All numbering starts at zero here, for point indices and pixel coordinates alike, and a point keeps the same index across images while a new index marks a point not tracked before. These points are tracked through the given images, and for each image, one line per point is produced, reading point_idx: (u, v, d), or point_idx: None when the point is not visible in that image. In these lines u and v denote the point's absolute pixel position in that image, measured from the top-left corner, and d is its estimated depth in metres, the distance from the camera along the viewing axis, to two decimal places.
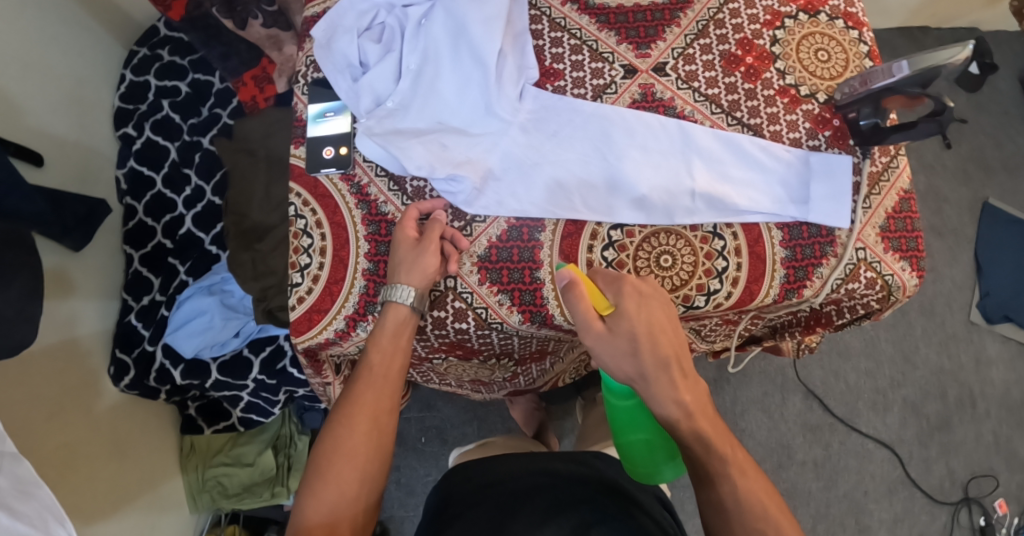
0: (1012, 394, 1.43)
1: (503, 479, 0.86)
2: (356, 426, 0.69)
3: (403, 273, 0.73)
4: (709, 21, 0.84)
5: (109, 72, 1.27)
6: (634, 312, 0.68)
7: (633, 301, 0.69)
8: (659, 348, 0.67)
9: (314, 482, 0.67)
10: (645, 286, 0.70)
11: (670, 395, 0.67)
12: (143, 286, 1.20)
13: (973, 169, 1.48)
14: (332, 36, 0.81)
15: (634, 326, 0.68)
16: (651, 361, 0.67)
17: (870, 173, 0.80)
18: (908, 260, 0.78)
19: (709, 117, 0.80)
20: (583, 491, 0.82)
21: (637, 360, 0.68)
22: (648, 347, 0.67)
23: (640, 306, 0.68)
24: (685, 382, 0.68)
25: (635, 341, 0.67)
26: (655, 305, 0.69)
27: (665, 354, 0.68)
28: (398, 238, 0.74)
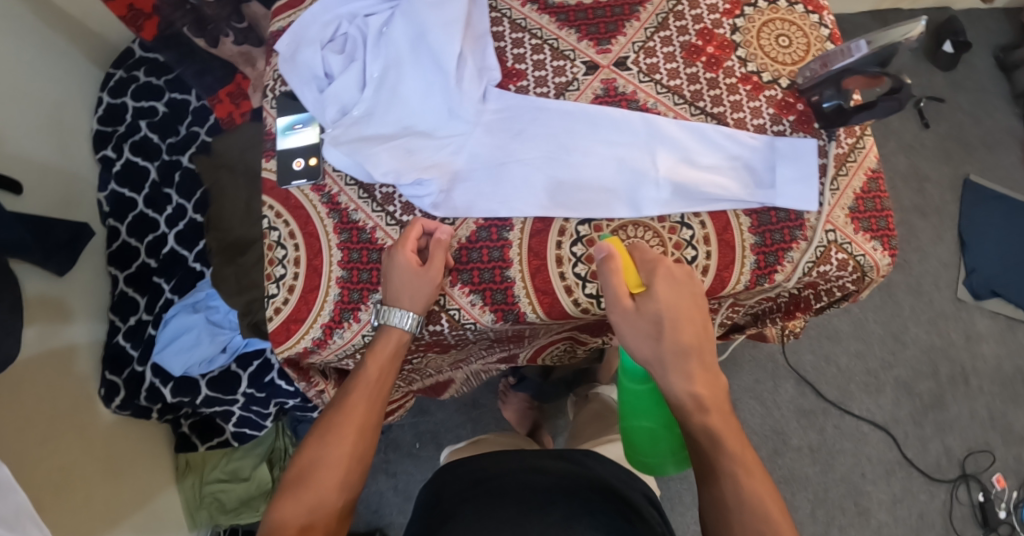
0: (1005, 368, 1.43)
1: (490, 476, 0.85)
2: (341, 435, 0.70)
3: (403, 300, 0.72)
4: (668, 14, 0.85)
5: (86, 97, 1.28)
6: (665, 296, 0.69)
7: (666, 284, 0.70)
8: (680, 337, 0.69)
9: (293, 485, 0.69)
10: (680, 271, 0.71)
11: (684, 388, 0.69)
12: (129, 306, 1.21)
13: (953, 147, 1.49)
14: (297, 49, 0.82)
15: (660, 310, 0.69)
16: (671, 347, 0.69)
17: (836, 155, 0.80)
18: (879, 239, 0.78)
19: (672, 109, 0.81)
20: (570, 485, 0.83)
21: (657, 344, 0.69)
22: (670, 334, 0.69)
23: (671, 292, 0.69)
24: (703, 375, 0.69)
25: (659, 325, 0.69)
26: (685, 294, 0.70)
27: (686, 344, 0.69)
28: (402, 262, 0.72)
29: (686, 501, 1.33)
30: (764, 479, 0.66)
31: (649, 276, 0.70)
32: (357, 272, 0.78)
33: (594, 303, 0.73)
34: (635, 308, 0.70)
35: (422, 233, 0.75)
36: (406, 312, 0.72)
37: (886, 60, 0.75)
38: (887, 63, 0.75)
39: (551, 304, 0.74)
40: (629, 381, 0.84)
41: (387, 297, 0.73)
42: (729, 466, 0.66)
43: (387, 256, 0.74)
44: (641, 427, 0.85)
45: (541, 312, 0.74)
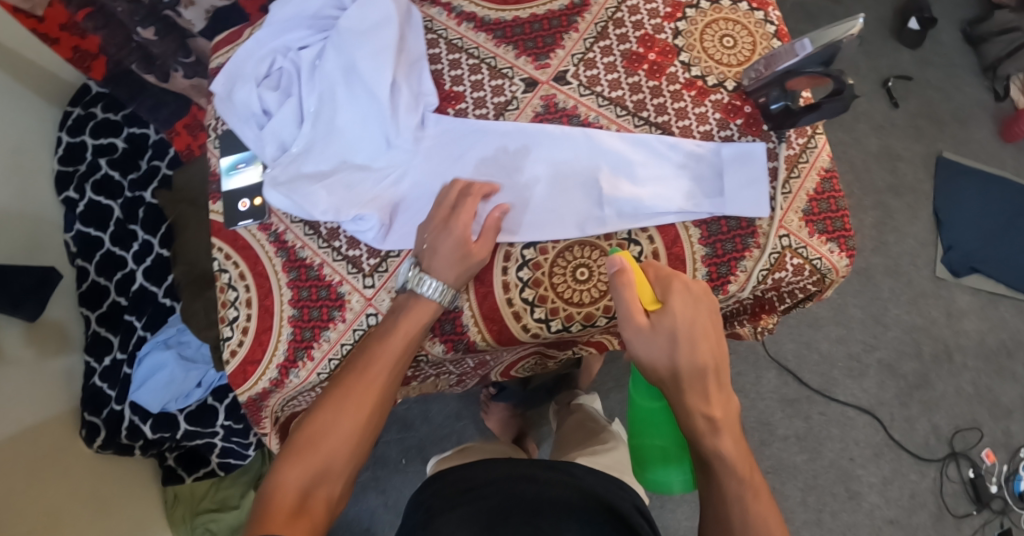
0: (988, 343, 1.42)
1: (484, 480, 0.80)
2: (355, 405, 0.69)
3: (445, 276, 0.71)
4: (608, 22, 0.83)
5: (44, 138, 1.26)
6: (682, 313, 0.68)
7: (681, 299, 0.68)
8: (698, 354, 0.68)
9: (297, 449, 0.68)
10: (696, 287, 0.69)
11: (700, 409, 0.68)
12: (103, 346, 1.20)
13: (924, 124, 1.47)
14: (232, 87, 0.81)
15: (677, 326, 0.68)
16: (688, 364, 0.68)
17: (787, 156, 0.78)
18: (835, 241, 0.76)
19: (615, 121, 0.79)
20: (562, 493, 0.80)
21: (673, 361, 0.68)
22: (687, 351, 0.68)
23: (688, 307, 0.68)
24: (718, 396, 0.69)
25: (675, 343, 0.68)
26: (703, 309, 0.69)
27: (704, 361, 0.68)
28: (457, 237, 0.71)
29: (676, 498, 1.32)
30: (769, 501, 0.67)
31: (665, 290, 0.69)
32: (307, 310, 0.78)
33: (544, 327, 0.72)
34: (650, 326, 0.69)
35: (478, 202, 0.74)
36: (443, 286, 0.70)
37: (829, 60, 0.74)
38: (830, 62, 0.74)
39: (500, 331, 0.73)
40: (641, 397, 0.80)
41: (431, 269, 0.71)
42: (734, 488, 0.67)
43: (439, 226, 0.72)
44: (652, 445, 0.80)
45: (490, 339, 0.73)
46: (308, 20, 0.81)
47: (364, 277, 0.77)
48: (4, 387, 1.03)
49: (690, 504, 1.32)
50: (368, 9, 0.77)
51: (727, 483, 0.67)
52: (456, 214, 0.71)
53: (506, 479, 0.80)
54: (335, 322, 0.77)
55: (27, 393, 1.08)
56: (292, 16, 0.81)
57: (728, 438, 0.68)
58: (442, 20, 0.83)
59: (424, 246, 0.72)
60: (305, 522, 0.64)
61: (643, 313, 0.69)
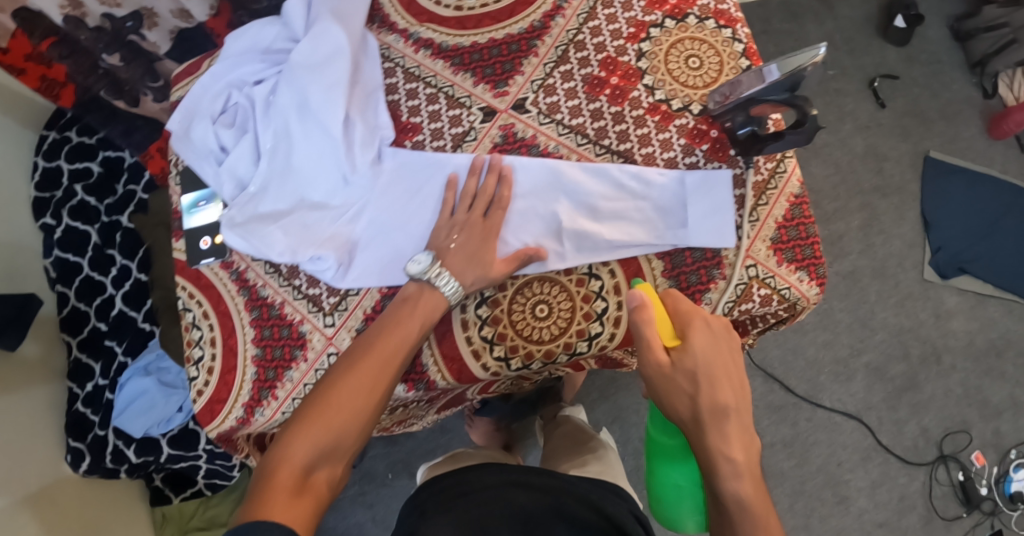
0: (977, 343, 1.40)
1: (482, 485, 0.75)
2: (368, 381, 0.66)
3: (467, 278, 0.70)
4: (568, 45, 0.81)
5: (21, 163, 1.25)
6: (703, 348, 0.65)
7: (703, 335, 0.66)
8: (719, 395, 0.64)
9: (308, 418, 0.64)
10: (717, 323, 0.67)
11: (720, 451, 0.63)
12: (85, 373, 1.21)
13: (911, 123, 1.45)
14: (189, 125, 0.80)
15: (698, 365, 0.65)
16: (708, 405, 0.64)
17: (755, 183, 0.75)
18: (805, 269, 0.74)
19: (575, 150, 0.77)
20: (557, 495, 0.76)
21: (694, 402, 0.64)
22: (708, 390, 0.64)
23: (710, 343, 0.66)
24: (740, 436, 0.63)
25: (695, 384, 0.65)
26: (724, 346, 0.66)
27: (723, 399, 0.64)
28: (487, 241, 0.71)
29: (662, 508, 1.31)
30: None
31: (687, 324, 0.67)
32: (270, 349, 0.78)
33: (504, 365, 0.72)
34: (671, 365, 0.66)
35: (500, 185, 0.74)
36: (460, 286, 0.69)
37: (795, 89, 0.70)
38: (797, 90, 0.70)
39: (459, 370, 0.72)
40: (657, 433, 0.75)
41: (456, 268, 0.70)
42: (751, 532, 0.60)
43: (467, 225, 0.72)
44: (672, 483, 0.75)
45: (451, 378, 0.72)
46: (261, 53, 0.80)
47: (324, 316, 0.77)
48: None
49: None
50: (319, 41, 0.76)
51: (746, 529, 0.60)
52: (488, 217, 0.72)
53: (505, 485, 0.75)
54: (298, 362, 0.77)
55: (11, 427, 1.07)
56: (245, 51, 0.80)
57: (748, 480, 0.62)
58: (399, 48, 0.82)
59: (451, 242, 0.71)
60: (308, 500, 0.59)
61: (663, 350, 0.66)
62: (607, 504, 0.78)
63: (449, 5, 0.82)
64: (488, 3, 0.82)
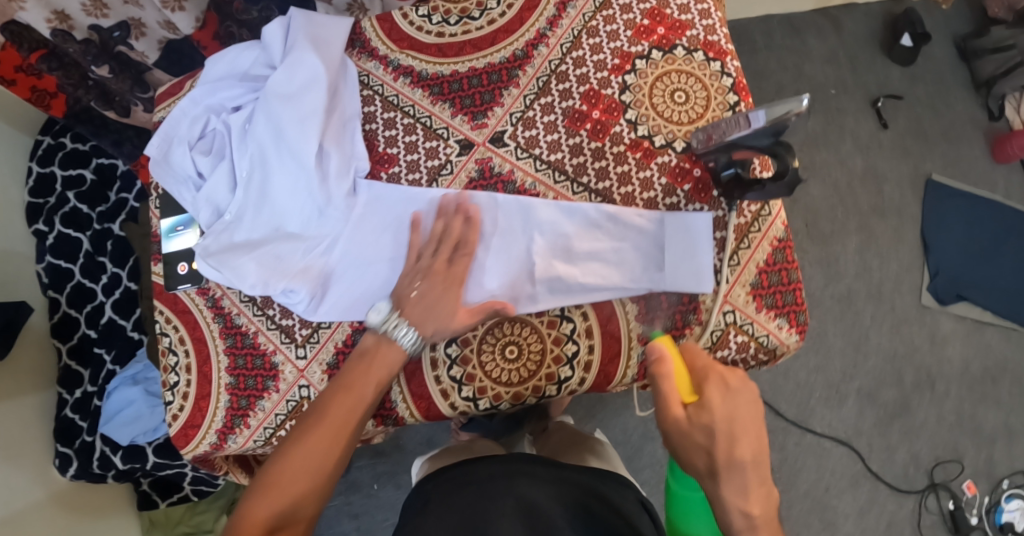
0: (972, 369, 1.38)
1: (481, 477, 0.70)
2: (330, 437, 0.66)
3: (426, 328, 0.70)
4: (550, 76, 0.79)
5: (14, 169, 1.24)
6: (720, 407, 0.63)
7: (720, 393, 0.64)
8: (737, 452, 0.61)
9: (268, 481, 0.64)
10: (736, 379, 0.64)
11: (736, 505, 0.61)
12: (74, 379, 1.21)
13: (912, 143, 1.42)
14: (167, 149, 0.79)
15: (715, 422, 0.62)
16: (726, 462, 0.61)
17: (737, 226, 0.74)
18: (785, 316, 0.73)
19: (552, 187, 0.75)
20: (559, 484, 0.71)
21: (711, 461, 0.62)
22: (725, 448, 0.62)
23: (725, 402, 0.63)
24: (758, 490, 0.61)
25: (713, 442, 0.62)
26: (742, 404, 0.63)
27: (741, 456, 0.61)
28: (451, 292, 0.71)
29: None
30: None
31: (700, 380, 0.65)
32: (243, 379, 0.77)
33: (472, 406, 0.71)
34: (687, 421, 0.64)
35: (466, 222, 0.73)
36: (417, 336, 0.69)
37: (782, 136, 0.66)
38: (782, 137, 0.66)
39: (428, 407, 0.72)
40: (679, 486, 0.73)
41: (415, 320, 0.69)
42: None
43: (431, 272, 0.71)
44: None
45: (419, 415, 0.72)
46: (239, 78, 0.80)
47: (297, 347, 0.77)
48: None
49: None
50: (295, 70, 0.75)
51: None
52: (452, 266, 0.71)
53: (505, 477, 0.70)
54: (269, 392, 0.77)
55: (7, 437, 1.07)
56: (223, 75, 0.80)
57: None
58: (378, 75, 0.81)
59: (412, 290, 0.70)
60: None
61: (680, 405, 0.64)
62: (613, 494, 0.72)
63: (431, 31, 0.81)
64: (470, 30, 0.81)
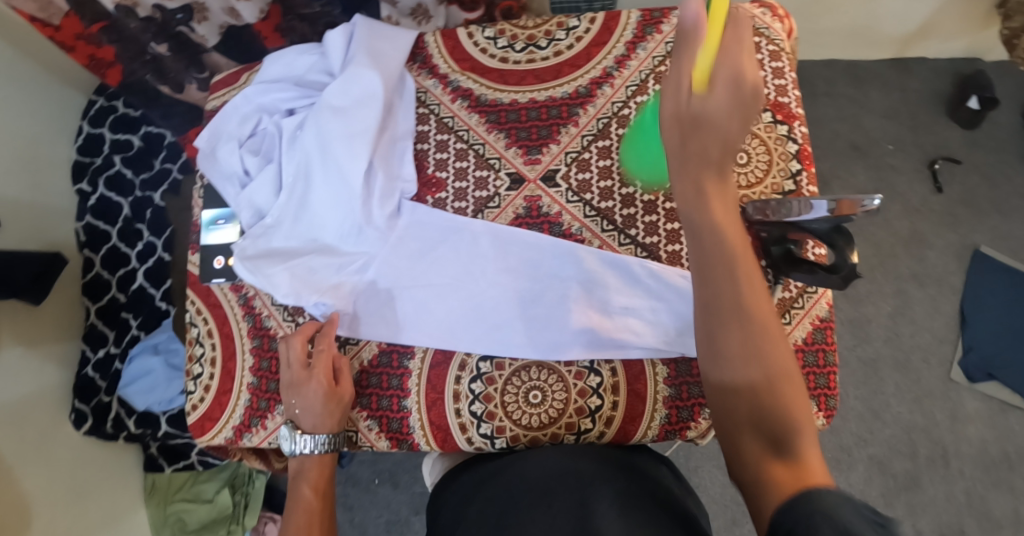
0: (990, 453, 1.32)
1: (488, 471, 0.69)
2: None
3: (327, 428, 0.71)
4: (611, 118, 0.78)
5: (67, 126, 1.25)
6: (724, 102, 0.55)
7: (729, 90, 0.56)
8: (715, 146, 0.56)
9: None
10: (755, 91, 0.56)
11: (695, 181, 0.57)
12: (98, 339, 1.22)
13: (963, 212, 1.38)
14: (216, 143, 0.80)
15: (708, 113, 0.56)
16: (694, 149, 0.57)
17: (780, 301, 0.74)
18: (814, 399, 0.73)
19: (598, 235, 0.74)
20: (569, 455, 0.66)
21: (682, 141, 0.57)
22: (704, 136, 0.56)
23: (733, 102, 0.56)
24: (718, 195, 0.57)
25: (699, 123, 0.56)
26: (747, 113, 0.56)
27: (714, 156, 0.57)
28: (318, 389, 0.70)
29: None
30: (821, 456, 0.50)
31: (723, 67, 0.56)
32: (266, 381, 0.78)
33: (488, 444, 0.71)
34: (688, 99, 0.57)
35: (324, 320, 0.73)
36: (326, 440, 0.70)
37: (844, 227, 0.67)
38: (843, 227, 0.66)
39: (444, 438, 0.72)
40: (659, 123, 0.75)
41: (307, 425, 0.71)
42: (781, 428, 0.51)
43: (296, 383, 0.71)
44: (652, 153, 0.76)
45: (434, 444, 0.72)
46: (294, 82, 0.79)
47: None
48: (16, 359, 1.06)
49: None
50: (352, 84, 0.75)
51: (787, 426, 0.51)
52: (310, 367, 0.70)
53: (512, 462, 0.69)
54: None
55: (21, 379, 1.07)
56: (279, 77, 0.80)
57: (778, 365, 0.53)
58: (436, 94, 0.80)
59: (294, 409, 0.71)
60: None
61: (686, 93, 0.57)
62: (624, 457, 0.68)
63: (495, 55, 0.80)
64: (536, 60, 0.80)
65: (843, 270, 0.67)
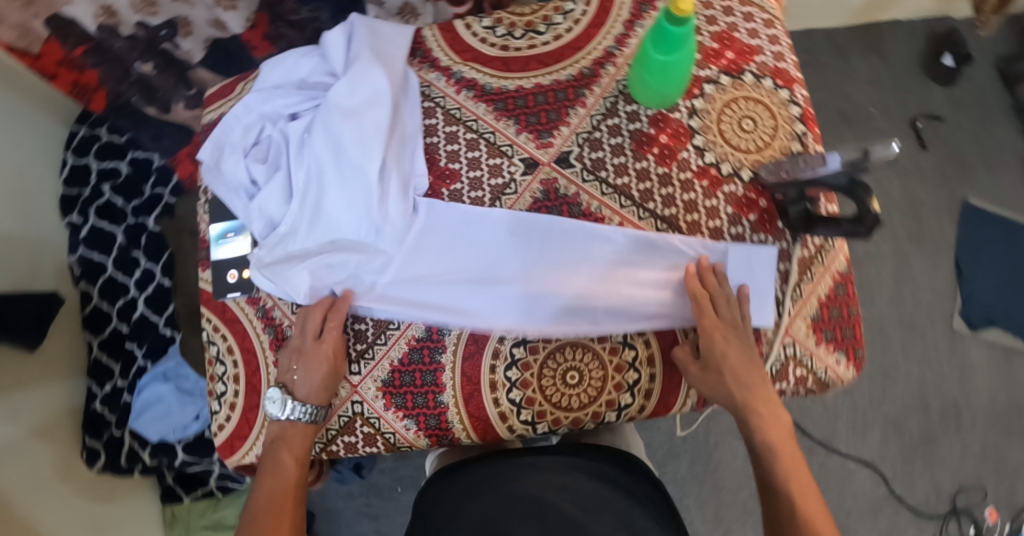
0: (999, 401, 1.35)
1: (482, 475, 0.71)
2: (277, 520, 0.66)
3: (318, 399, 0.71)
4: (618, 97, 0.78)
5: (50, 158, 1.22)
6: (727, 351, 0.69)
7: (726, 341, 0.70)
8: (747, 377, 0.69)
9: None
10: (736, 333, 0.71)
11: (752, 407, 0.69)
12: (103, 373, 1.18)
13: (951, 169, 1.41)
14: (219, 156, 0.78)
15: (723, 360, 0.69)
16: (740, 389, 0.69)
17: (801, 259, 0.75)
18: (843, 351, 0.74)
19: (619, 212, 0.75)
20: (572, 464, 0.72)
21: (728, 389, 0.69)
22: (735, 377, 0.69)
23: (732, 350, 0.70)
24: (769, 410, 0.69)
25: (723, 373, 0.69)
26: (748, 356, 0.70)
27: (749, 382, 0.70)
28: (321, 364, 0.71)
29: None
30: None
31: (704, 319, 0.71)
32: None
33: (530, 430, 0.71)
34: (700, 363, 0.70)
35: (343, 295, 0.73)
36: (314, 409, 0.70)
37: (860, 179, 0.66)
38: (860, 178, 0.65)
39: (484, 430, 0.72)
40: (664, 52, 0.70)
41: (301, 393, 0.71)
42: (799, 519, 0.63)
43: (304, 351, 0.72)
44: (654, 76, 0.73)
45: (475, 436, 0.72)
46: (297, 86, 0.78)
47: (350, 363, 0.74)
48: (24, 400, 1.03)
49: None
50: (359, 84, 0.74)
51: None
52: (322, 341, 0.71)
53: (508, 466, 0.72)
54: None
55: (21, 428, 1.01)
56: (281, 83, 0.78)
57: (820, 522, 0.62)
58: (440, 86, 0.79)
59: (294, 374, 0.71)
60: None
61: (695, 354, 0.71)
62: (621, 478, 0.72)
63: (495, 44, 0.80)
64: (537, 45, 0.80)
65: (866, 219, 0.67)
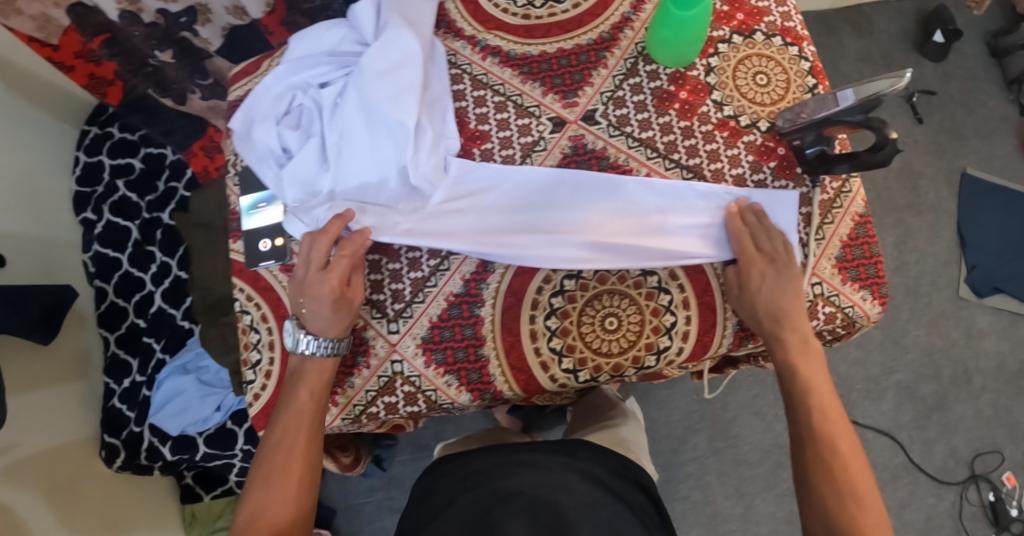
0: (1008, 364, 1.37)
1: (482, 468, 0.72)
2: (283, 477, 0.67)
3: (334, 331, 0.71)
4: (637, 58, 0.80)
5: (62, 158, 1.22)
6: (767, 285, 0.71)
7: (769, 275, 0.72)
8: (786, 306, 0.71)
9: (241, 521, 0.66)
10: (780, 267, 0.72)
11: (791, 337, 0.71)
12: (122, 369, 1.18)
13: (946, 140, 1.45)
14: (251, 126, 0.79)
15: (762, 294, 0.71)
16: (787, 319, 0.71)
17: (821, 202, 0.77)
18: (868, 289, 0.76)
19: (645, 163, 0.77)
20: (569, 465, 0.72)
21: (774, 314, 0.71)
22: (781, 307, 0.71)
23: (775, 283, 0.72)
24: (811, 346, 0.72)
25: (762, 298, 0.71)
26: (788, 287, 0.72)
27: (784, 310, 0.71)
28: (325, 296, 0.69)
29: (691, 520, 1.26)
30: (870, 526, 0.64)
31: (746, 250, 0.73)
32: None
33: (572, 377, 0.73)
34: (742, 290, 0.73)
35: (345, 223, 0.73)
36: (330, 343, 0.70)
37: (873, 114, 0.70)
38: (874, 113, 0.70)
39: (527, 380, 0.73)
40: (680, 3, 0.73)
41: (313, 328, 0.70)
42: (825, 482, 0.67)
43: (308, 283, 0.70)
44: (671, 30, 0.75)
45: (518, 388, 0.73)
46: (326, 55, 0.79)
47: (389, 322, 0.74)
48: (36, 398, 1.02)
49: (705, 528, 1.26)
50: (389, 48, 0.75)
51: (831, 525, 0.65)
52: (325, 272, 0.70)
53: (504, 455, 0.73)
54: (360, 368, 0.74)
55: (34, 427, 1.00)
56: (310, 54, 0.80)
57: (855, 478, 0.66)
58: (466, 54, 0.81)
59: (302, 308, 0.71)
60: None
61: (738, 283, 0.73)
62: (617, 486, 0.73)
63: (517, 13, 0.82)
64: (557, 13, 0.82)
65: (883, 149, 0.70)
